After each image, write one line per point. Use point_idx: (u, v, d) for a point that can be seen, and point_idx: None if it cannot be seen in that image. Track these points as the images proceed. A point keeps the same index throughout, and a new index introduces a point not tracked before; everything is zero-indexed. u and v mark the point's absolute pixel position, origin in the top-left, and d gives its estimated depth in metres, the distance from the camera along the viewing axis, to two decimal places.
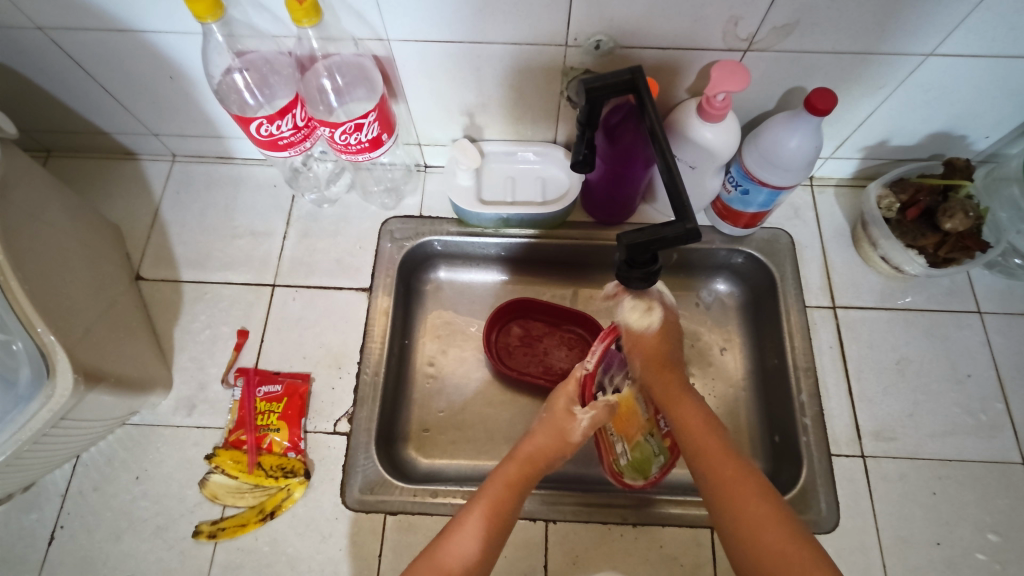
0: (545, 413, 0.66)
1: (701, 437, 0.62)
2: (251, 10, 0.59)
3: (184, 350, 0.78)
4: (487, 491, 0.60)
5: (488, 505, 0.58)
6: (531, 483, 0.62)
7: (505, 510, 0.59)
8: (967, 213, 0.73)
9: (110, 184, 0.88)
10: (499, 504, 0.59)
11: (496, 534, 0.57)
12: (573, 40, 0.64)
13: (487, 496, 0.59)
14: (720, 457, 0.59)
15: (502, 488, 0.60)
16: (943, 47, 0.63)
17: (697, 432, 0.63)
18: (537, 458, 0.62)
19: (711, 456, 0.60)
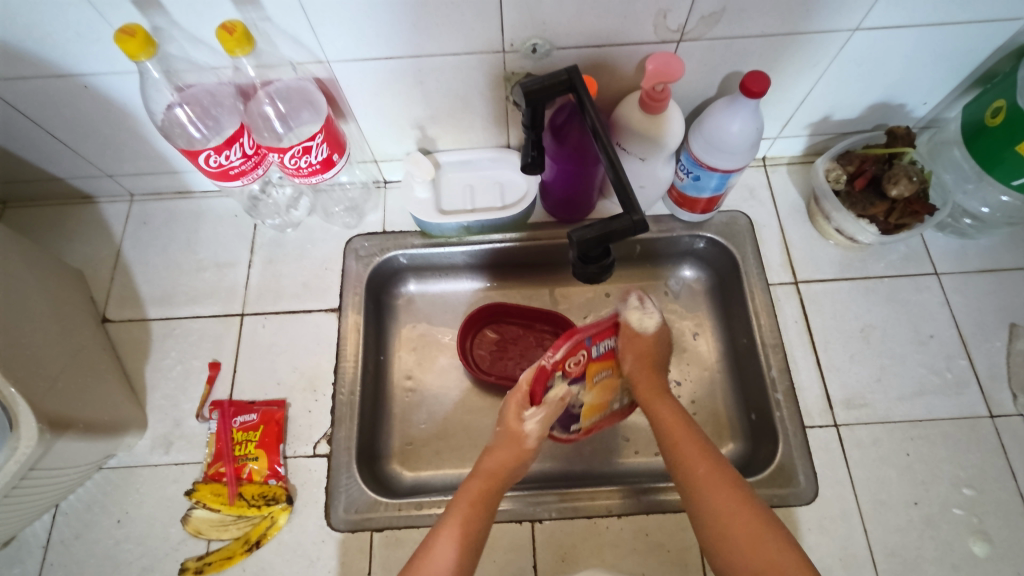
0: (499, 426, 0.67)
1: (677, 428, 0.63)
2: (188, 44, 0.60)
3: (156, 388, 0.77)
4: (456, 510, 0.60)
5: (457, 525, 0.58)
6: (498, 498, 0.62)
7: (474, 523, 0.59)
8: (911, 177, 0.74)
9: (70, 229, 0.87)
10: (467, 521, 0.59)
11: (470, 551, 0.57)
12: (509, 46, 0.65)
13: (457, 513, 0.59)
14: (699, 456, 0.60)
15: (473, 507, 0.60)
16: (868, 21, 0.65)
17: (672, 430, 0.63)
18: (498, 473, 0.63)
19: (689, 456, 0.60)
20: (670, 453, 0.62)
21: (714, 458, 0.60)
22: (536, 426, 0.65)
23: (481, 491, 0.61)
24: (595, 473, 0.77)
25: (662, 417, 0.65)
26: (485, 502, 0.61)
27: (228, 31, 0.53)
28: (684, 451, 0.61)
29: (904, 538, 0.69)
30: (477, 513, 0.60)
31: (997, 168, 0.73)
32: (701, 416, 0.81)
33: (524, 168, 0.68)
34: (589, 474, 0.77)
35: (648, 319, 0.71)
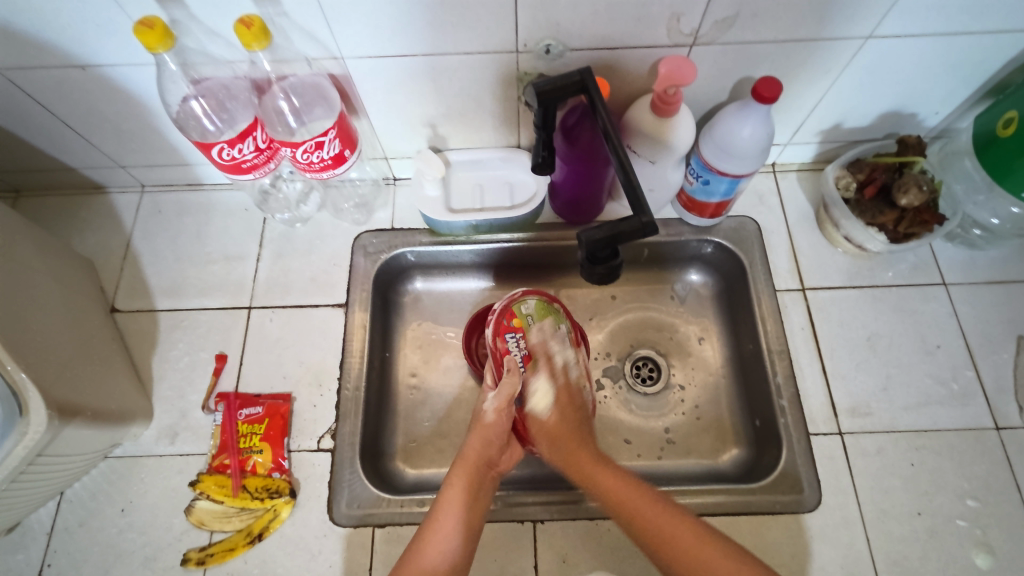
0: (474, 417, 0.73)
1: (612, 489, 0.64)
2: (204, 37, 0.61)
3: (163, 379, 0.78)
4: (450, 496, 0.64)
5: (449, 515, 0.62)
6: (484, 480, 0.67)
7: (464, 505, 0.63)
8: (922, 187, 0.74)
9: (81, 219, 0.88)
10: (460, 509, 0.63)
11: (467, 537, 0.61)
12: (523, 46, 0.65)
13: (450, 499, 0.64)
14: (639, 502, 0.62)
15: (462, 487, 0.65)
16: (881, 29, 0.65)
17: (616, 493, 0.63)
18: (483, 453, 0.68)
19: (631, 507, 0.62)
20: (617, 511, 0.63)
21: (657, 501, 0.62)
22: (493, 401, 0.72)
23: (469, 475, 0.66)
24: None
25: (602, 484, 0.65)
26: (477, 483, 0.66)
27: (245, 25, 0.53)
28: (630, 506, 0.62)
29: (906, 549, 0.68)
30: (468, 496, 0.64)
31: (1008, 178, 0.73)
32: (704, 421, 0.81)
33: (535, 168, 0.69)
34: None
35: (540, 398, 0.73)
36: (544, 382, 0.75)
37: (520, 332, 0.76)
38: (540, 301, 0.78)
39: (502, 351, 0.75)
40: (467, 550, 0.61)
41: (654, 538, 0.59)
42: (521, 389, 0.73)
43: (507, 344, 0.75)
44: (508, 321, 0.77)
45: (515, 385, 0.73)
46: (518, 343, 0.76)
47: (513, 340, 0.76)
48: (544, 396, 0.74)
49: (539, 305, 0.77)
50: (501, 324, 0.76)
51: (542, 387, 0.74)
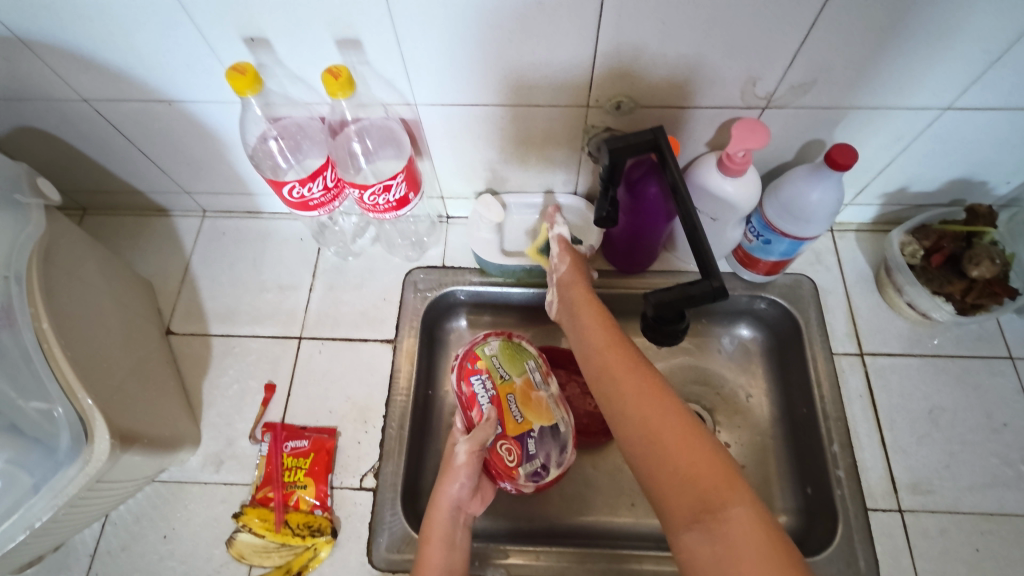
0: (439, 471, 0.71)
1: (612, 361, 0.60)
2: (287, 81, 0.63)
3: (212, 405, 0.79)
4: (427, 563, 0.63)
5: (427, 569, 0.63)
6: (458, 531, 0.66)
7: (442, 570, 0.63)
8: (993, 259, 0.72)
9: (143, 240, 0.90)
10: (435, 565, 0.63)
11: None
12: (594, 101, 0.65)
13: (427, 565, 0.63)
14: (627, 374, 0.58)
15: (438, 553, 0.64)
16: (960, 101, 0.64)
17: (615, 367, 0.60)
18: (450, 512, 0.67)
19: (621, 376, 0.59)
20: (608, 383, 0.59)
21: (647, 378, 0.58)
22: (463, 443, 0.70)
23: (441, 535, 0.65)
24: (639, 534, 0.76)
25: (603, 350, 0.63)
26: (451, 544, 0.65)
27: (332, 75, 0.55)
28: (620, 381, 0.58)
29: None
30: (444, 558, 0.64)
31: None
32: (752, 483, 0.79)
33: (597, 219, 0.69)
34: (634, 533, 0.76)
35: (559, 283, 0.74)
36: (515, 418, 0.73)
37: (487, 374, 0.75)
38: (505, 342, 0.77)
39: (468, 395, 0.74)
40: None
41: (632, 413, 0.55)
42: (491, 433, 0.70)
43: (473, 387, 0.74)
44: (472, 363, 0.75)
45: (487, 429, 0.70)
46: (484, 386, 0.74)
47: (480, 382, 0.74)
48: (514, 428, 0.72)
49: (504, 346, 0.77)
50: (465, 367, 0.75)
51: (510, 418, 0.73)
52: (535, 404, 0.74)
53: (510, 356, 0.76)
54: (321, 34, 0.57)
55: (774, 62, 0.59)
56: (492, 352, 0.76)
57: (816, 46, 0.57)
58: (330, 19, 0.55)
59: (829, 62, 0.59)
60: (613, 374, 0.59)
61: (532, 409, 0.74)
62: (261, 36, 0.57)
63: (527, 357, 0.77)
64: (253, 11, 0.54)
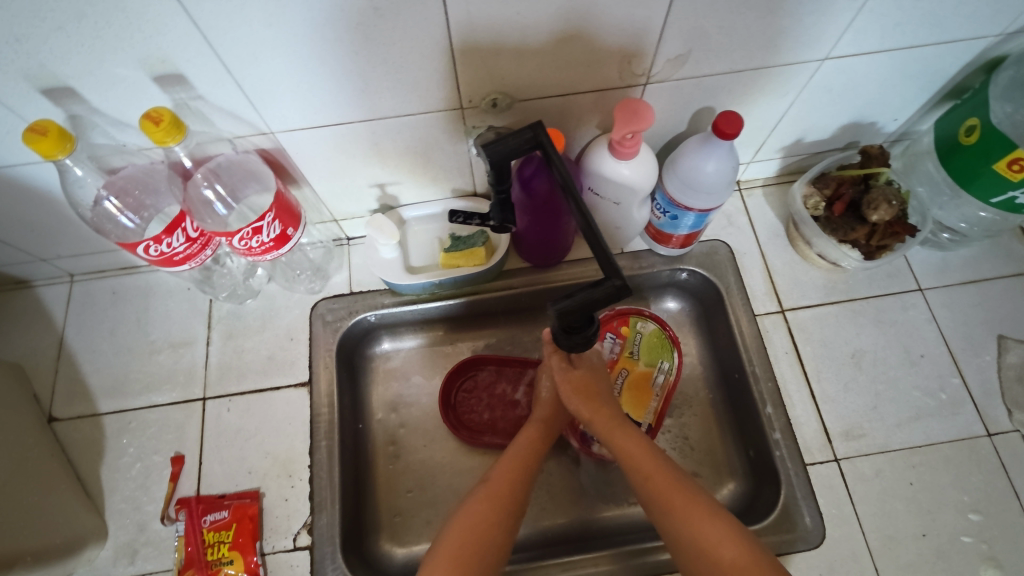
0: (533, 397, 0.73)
1: (648, 468, 0.60)
2: (112, 129, 0.56)
3: (115, 491, 0.71)
4: (465, 523, 0.56)
5: (467, 529, 0.56)
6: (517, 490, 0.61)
7: (481, 533, 0.56)
8: (890, 202, 0.72)
9: (4, 320, 0.80)
10: (478, 527, 0.56)
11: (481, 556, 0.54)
12: (468, 102, 0.61)
13: (463, 525, 0.56)
14: (667, 481, 0.58)
15: (481, 516, 0.57)
16: (836, 51, 0.62)
17: (654, 477, 0.59)
18: (511, 482, 0.61)
19: (658, 483, 0.58)
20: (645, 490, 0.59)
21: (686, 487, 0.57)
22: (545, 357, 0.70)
23: (492, 496, 0.59)
24: (591, 532, 0.74)
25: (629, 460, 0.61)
26: (497, 506, 0.58)
27: (153, 121, 0.49)
28: (659, 486, 0.58)
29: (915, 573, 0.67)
30: (489, 518, 0.57)
31: (974, 184, 0.72)
32: (698, 456, 0.78)
33: (451, 213, 0.67)
34: (588, 533, 0.74)
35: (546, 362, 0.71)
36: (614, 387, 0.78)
37: (622, 338, 0.81)
38: (656, 330, 0.81)
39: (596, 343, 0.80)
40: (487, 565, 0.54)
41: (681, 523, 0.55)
42: None
43: (606, 342, 0.81)
44: (621, 326, 0.81)
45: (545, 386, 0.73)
46: (613, 346, 0.80)
47: (612, 342, 0.81)
48: None
49: (653, 333, 0.81)
50: (617, 324, 0.82)
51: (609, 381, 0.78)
52: (637, 389, 0.78)
53: (653, 343, 0.80)
54: (134, 72, 0.50)
55: (644, 36, 0.56)
56: (642, 329, 0.81)
57: (684, 14, 0.54)
58: (139, 55, 0.48)
59: (702, 31, 0.56)
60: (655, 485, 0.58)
61: (637, 393, 0.78)
62: (62, 85, 0.50)
63: (665, 356, 0.80)
64: (44, 59, 0.47)
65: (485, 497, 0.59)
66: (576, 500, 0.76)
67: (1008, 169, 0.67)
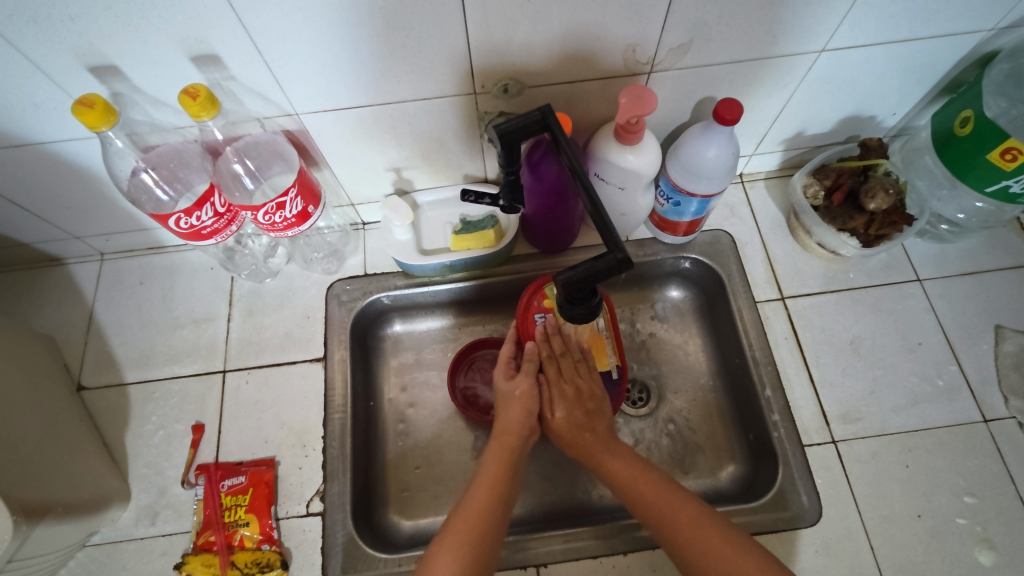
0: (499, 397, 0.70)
1: (633, 481, 0.62)
2: (150, 107, 0.60)
3: (139, 456, 0.75)
4: (484, 476, 0.61)
5: (489, 481, 0.60)
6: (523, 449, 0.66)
7: (499, 484, 0.60)
8: (888, 190, 0.74)
9: (37, 295, 0.84)
10: (499, 479, 0.61)
11: (500, 502, 0.59)
12: (481, 87, 0.64)
13: (486, 476, 0.61)
14: (661, 497, 0.60)
15: (496, 469, 0.62)
16: (833, 43, 0.65)
17: (648, 495, 0.60)
18: (516, 434, 0.66)
19: (648, 499, 0.60)
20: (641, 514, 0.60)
21: (683, 500, 0.59)
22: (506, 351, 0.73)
23: (493, 479, 0.61)
24: (595, 508, 0.76)
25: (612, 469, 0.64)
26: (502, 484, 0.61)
27: (190, 96, 0.53)
28: (654, 508, 0.59)
29: (910, 553, 0.68)
30: (506, 472, 0.62)
31: (969, 175, 0.74)
32: (699, 438, 0.80)
33: (463, 193, 0.71)
34: (590, 509, 0.76)
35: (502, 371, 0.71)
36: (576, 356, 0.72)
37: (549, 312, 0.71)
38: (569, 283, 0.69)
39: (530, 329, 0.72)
40: (502, 513, 0.58)
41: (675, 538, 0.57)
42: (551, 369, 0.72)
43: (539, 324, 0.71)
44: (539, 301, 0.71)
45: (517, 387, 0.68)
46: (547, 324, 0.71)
47: (544, 320, 0.71)
48: None
49: None
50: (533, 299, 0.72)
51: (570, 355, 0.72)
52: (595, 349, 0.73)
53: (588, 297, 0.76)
54: (172, 53, 0.54)
55: (647, 24, 0.59)
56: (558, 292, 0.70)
57: (685, 4, 0.57)
58: (179, 35, 0.52)
59: (703, 20, 0.59)
60: (650, 505, 0.59)
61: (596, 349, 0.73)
62: (107, 64, 0.54)
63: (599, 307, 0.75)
64: (92, 38, 0.51)
65: (488, 478, 0.61)
66: (579, 477, 0.78)
67: (1001, 158, 0.69)
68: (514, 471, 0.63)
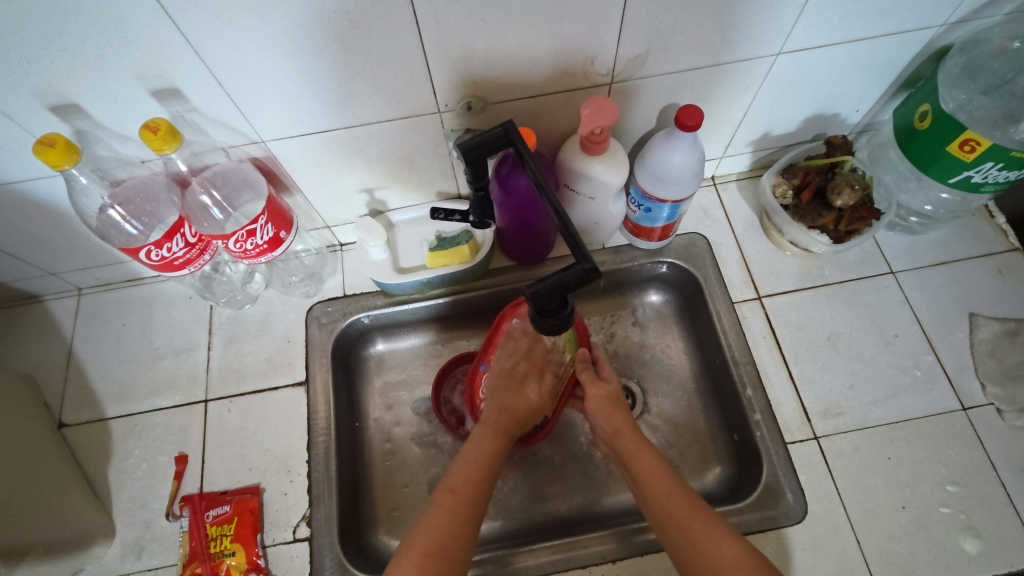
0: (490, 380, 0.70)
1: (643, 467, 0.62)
2: (115, 142, 0.60)
3: (122, 491, 0.74)
4: (469, 457, 0.63)
5: (473, 464, 0.63)
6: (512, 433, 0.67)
7: (483, 469, 0.63)
8: (853, 186, 0.75)
9: (15, 334, 0.84)
10: (485, 462, 0.63)
11: (483, 489, 0.61)
12: (444, 105, 0.65)
13: (471, 459, 0.63)
14: (662, 486, 0.59)
15: (483, 453, 0.64)
16: (788, 46, 0.66)
17: (651, 479, 0.60)
18: (506, 418, 0.67)
19: (654, 487, 0.60)
20: (649, 510, 0.59)
21: (674, 486, 0.59)
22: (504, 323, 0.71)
23: (480, 460, 0.63)
24: (584, 518, 0.76)
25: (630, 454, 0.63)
26: (483, 475, 0.62)
27: (151, 131, 0.53)
28: (661, 504, 0.58)
29: (897, 545, 0.68)
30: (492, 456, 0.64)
31: (932, 167, 0.75)
32: (685, 441, 0.80)
33: (432, 210, 0.74)
34: (580, 519, 0.76)
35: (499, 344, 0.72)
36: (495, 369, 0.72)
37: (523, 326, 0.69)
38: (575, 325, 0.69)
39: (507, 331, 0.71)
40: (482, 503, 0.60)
41: (670, 522, 0.57)
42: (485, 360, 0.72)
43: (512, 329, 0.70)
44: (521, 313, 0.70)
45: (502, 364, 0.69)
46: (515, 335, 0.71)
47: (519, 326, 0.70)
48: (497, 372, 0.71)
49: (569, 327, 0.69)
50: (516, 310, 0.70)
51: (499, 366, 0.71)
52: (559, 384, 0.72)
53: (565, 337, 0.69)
54: (133, 88, 0.54)
55: (603, 37, 0.60)
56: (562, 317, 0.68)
57: (638, 15, 0.58)
58: (138, 71, 0.53)
59: (658, 30, 0.60)
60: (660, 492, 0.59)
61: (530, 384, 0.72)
62: (68, 103, 0.55)
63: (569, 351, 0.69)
64: (51, 78, 0.52)
65: (476, 466, 0.62)
66: (567, 487, 0.78)
67: (960, 150, 0.70)
68: (502, 453, 0.65)
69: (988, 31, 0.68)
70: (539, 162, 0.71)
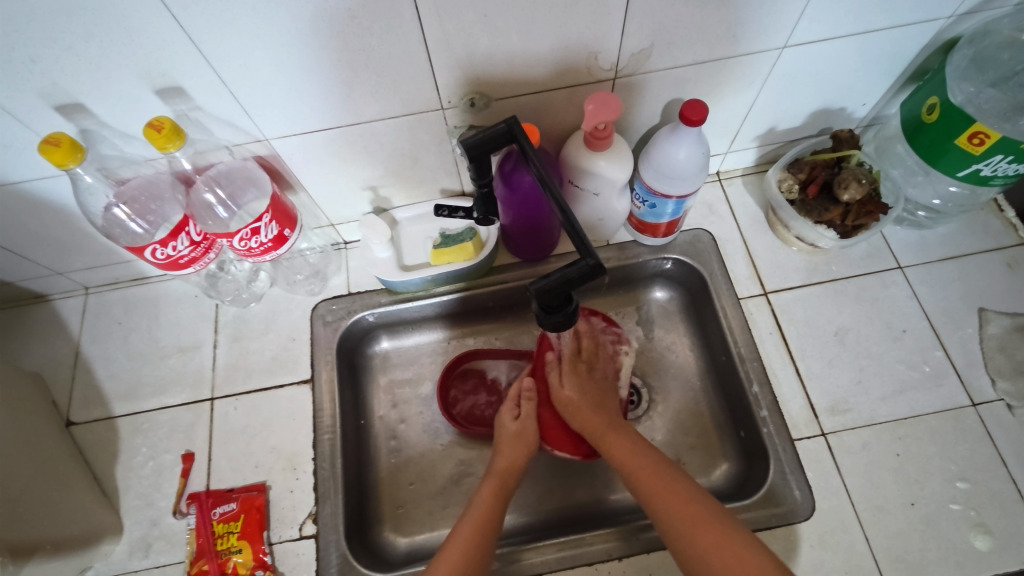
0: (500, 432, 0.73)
1: (639, 469, 0.63)
2: (119, 141, 0.61)
3: (129, 489, 0.75)
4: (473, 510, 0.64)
5: (478, 516, 0.63)
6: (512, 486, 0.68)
7: (487, 519, 0.63)
8: (860, 180, 0.75)
9: (23, 333, 0.84)
10: (489, 513, 0.64)
11: (488, 539, 0.61)
12: (447, 102, 0.65)
13: (474, 513, 0.64)
14: (661, 485, 0.61)
15: (485, 504, 0.64)
16: (793, 39, 0.66)
17: (646, 480, 0.62)
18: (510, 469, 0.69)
19: (651, 485, 0.61)
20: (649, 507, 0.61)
21: (669, 484, 0.61)
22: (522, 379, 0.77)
23: (484, 512, 0.63)
24: (590, 515, 0.76)
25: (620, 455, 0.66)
26: (488, 527, 0.62)
27: (155, 129, 0.53)
28: (660, 500, 0.60)
29: (906, 542, 0.68)
30: (494, 507, 0.64)
31: (941, 161, 0.74)
32: (692, 439, 0.80)
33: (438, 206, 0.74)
34: (586, 516, 0.76)
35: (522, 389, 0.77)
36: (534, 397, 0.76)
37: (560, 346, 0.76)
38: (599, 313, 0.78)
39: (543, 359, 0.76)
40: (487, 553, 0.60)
41: (669, 519, 0.58)
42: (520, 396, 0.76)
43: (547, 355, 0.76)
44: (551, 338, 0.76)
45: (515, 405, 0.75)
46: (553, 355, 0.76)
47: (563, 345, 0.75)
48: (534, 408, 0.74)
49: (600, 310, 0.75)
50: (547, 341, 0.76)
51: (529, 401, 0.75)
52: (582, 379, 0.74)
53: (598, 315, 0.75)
54: (137, 87, 0.55)
55: (606, 32, 0.60)
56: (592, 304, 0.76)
57: (641, 10, 0.58)
58: (141, 70, 0.53)
59: (661, 26, 0.60)
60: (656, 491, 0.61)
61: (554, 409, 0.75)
62: (73, 102, 0.55)
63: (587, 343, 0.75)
64: (56, 77, 0.52)
65: (478, 517, 0.63)
66: (573, 484, 0.78)
67: (969, 142, 0.70)
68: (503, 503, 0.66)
69: (998, 22, 0.67)
70: (543, 158, 0.71)
